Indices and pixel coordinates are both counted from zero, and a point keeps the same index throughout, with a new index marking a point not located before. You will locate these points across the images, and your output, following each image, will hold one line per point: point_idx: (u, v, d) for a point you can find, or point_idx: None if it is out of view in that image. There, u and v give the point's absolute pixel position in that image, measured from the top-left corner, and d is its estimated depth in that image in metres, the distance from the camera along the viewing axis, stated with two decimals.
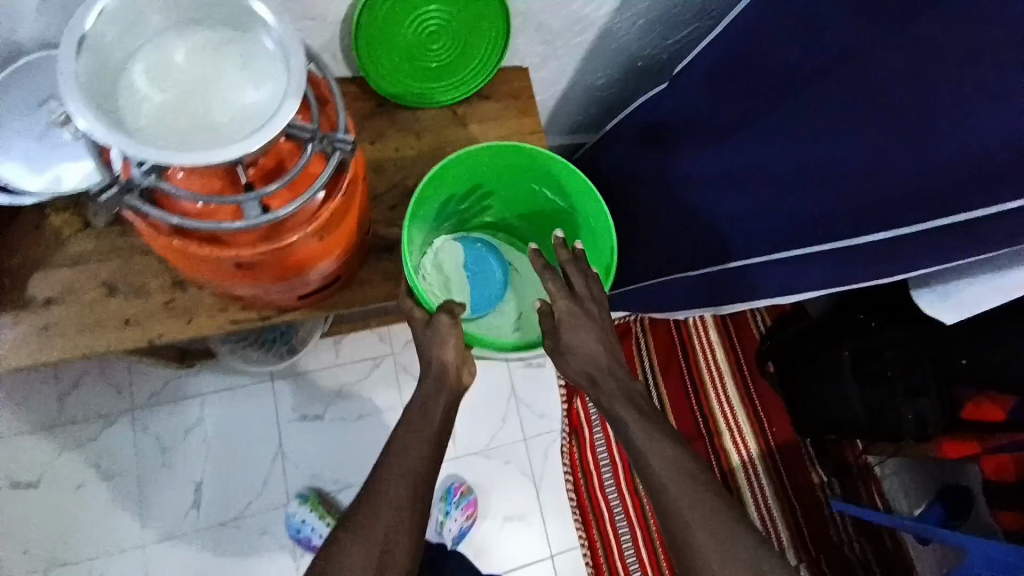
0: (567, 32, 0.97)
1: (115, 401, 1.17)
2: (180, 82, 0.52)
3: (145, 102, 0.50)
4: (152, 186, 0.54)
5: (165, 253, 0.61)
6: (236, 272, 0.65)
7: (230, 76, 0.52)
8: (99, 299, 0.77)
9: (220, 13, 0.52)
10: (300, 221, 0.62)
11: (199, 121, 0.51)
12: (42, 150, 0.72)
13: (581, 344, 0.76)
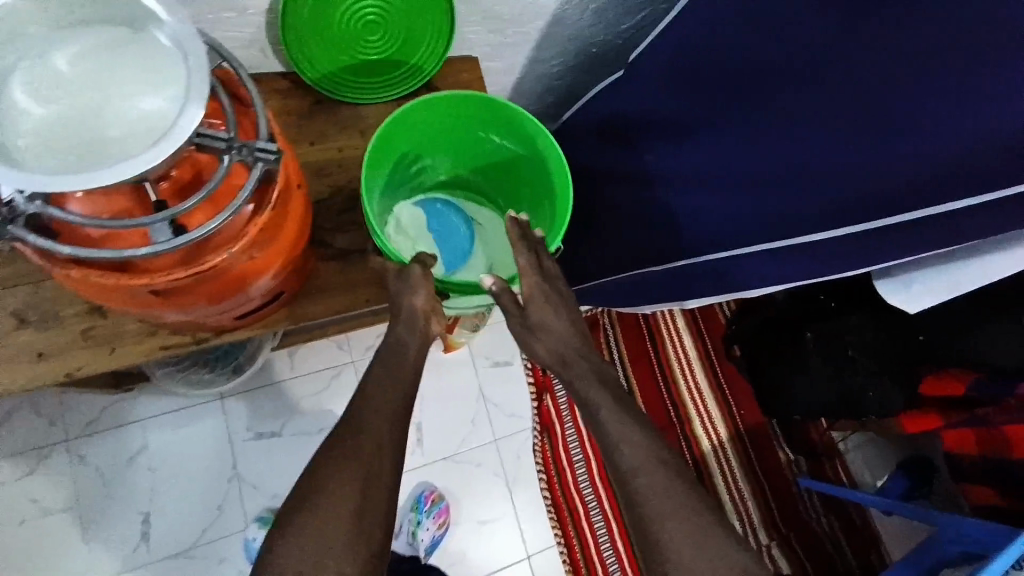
0: (517, 20, 0.91)
1: (47, 432, 1.07)
2: (65, 91, 0.45)
3: (25, 117, 0.44)
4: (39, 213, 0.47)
5: (70, 284, 0.55)
6: (156, 299, 0.58)
7: (123, 81, 0.45)
8: (7, 332, 0.69)
9: (109, 9, 0.45)
10: (224, 240, 0.55)
11: (88, 136, 0.44)
12: None
13: (556, 326, 0.73)
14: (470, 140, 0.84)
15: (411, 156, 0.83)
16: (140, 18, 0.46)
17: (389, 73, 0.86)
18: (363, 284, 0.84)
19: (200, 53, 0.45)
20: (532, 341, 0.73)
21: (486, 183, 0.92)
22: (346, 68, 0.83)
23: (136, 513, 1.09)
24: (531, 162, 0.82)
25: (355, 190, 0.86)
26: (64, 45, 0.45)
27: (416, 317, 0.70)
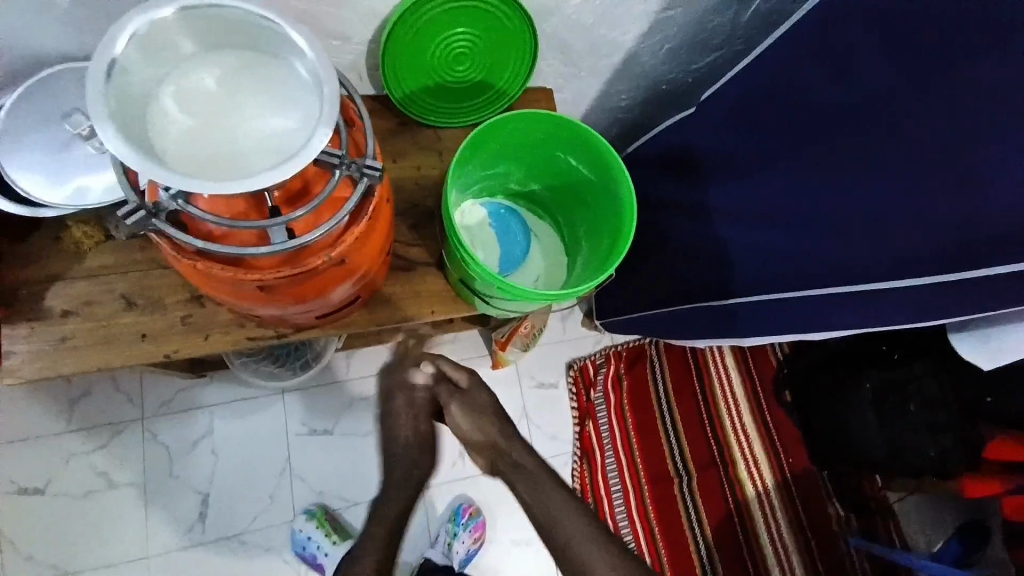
0: (593, 56, 0.97)
1: (125, 408, 1.16)
2: (208, 105, 0.50)
3: (173, 126, 0.49)
4: (179, 209, 0.53)
5: (186, 271, 0.61)
6: (256, 293, 0.64)
7: (259, 101, 0.51)
8: (117, 313, 0.76)
9: (250, 39, 0.51)
10: (322, 246, 0.61)
11: (228, 147, 0.50)
12: (65, 164, 0.71)
13: (471, 386, 0.96)
14: (543, 160, 0.85)
15: (486, 165, 0.85)
16: (273, 44, 0.51)
17: (471, 100, 0.92)
18: (431, 297, 0.89)
19: (328, 78, 0.50)
20: (461, 414, 0.94)
21: (550, 199, 0.93)
22: (432, 95, 0.90)
23: (195, 495, 1.15)
24: (599, 188, 0.83)
25: (429, 207, 0.91)
26: (207, 63, 0.51)
27: (405, 418, 0.94)
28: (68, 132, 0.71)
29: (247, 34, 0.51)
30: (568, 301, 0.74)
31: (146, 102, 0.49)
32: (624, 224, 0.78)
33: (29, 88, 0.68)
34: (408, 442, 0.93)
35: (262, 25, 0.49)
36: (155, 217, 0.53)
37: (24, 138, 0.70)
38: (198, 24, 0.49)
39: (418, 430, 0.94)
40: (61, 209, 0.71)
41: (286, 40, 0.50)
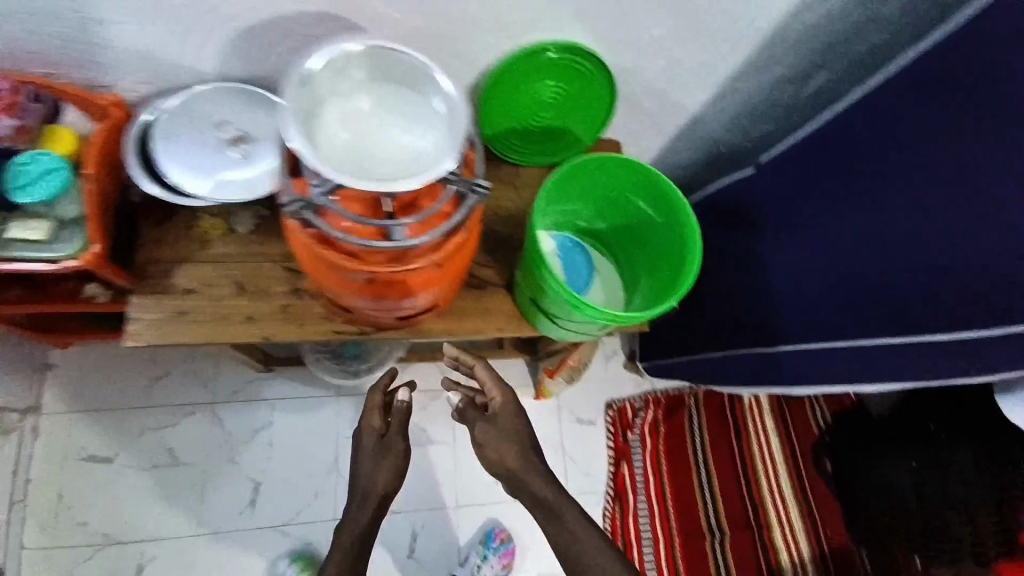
0: (662, 116, 1.07)
1: (198, 392, 1.25)
2: (362, 121, 0.61)
3: (333, 131, 0.60)
4: (323, 203, 0.64)
5: (312, 260, 0.71)
6: (364, 286, 0.73)
7: (403, 124, 0.61)
8: (230, 295, 0.88)
9: (409, 76, 0.62)
10: (427, 250, 0.70)
11: (372, 155, 0.60)
12: (211, 162, 0.84)
13: (503, 409, 0.93)
14: (613, 201, 0.94)
15: (561, 200, 0.94)
16: (420, 81, 0.61)
17: (549, 144, 1.03)
18: (497, 315, 0.96)
19: (462, 115, 0.60)
20: (483, 434, 0.91)
21: (613, 238, 1.00)
22: (515, 137, 1.01)
23: (246, 482, 1.22)
24: (664, 229, 0.90)
25: (502, 234, 1.00)
26: (364, 89, 0.62)
27: (370, 435, 0.94)
28: (217, 138, 0.85)
29: (401, 71, 0.62)
30: (633, 325, 0.80)
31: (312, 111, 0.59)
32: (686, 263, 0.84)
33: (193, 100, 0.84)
34: (367, 457, 0.92)
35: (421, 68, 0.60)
36: (304, 208, 0.64)
37: (182, 140, 0.83)
38: (368, 57, 0.60)
39: (379, 447, 0.92)
40: (205, 199, 0.83)
41: (432, 79, 0.61)
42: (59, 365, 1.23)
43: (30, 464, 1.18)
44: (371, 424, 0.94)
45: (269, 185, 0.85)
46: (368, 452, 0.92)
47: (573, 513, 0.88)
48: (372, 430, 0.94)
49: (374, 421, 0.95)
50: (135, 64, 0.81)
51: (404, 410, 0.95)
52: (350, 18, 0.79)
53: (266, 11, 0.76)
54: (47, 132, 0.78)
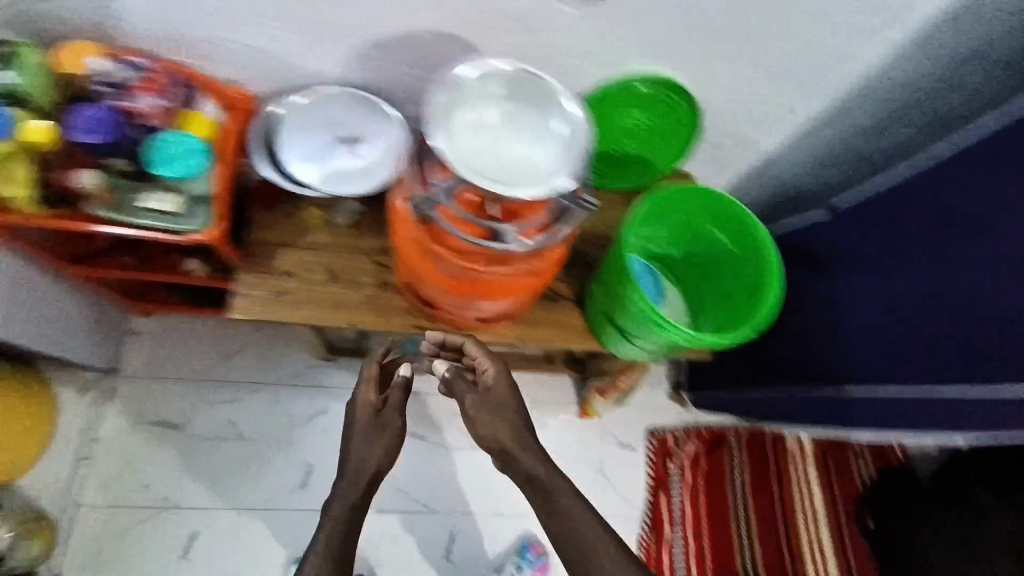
0: (737, 155, 1.10)
1: (263, 373, 1.32)
2: (490, 128, 0.67)
3: (465, 132, 0.65)
4: (444, 202, 0.70)
5: (418, 255, 0.77)
6: (462, 283, 0.79)
7: (525, 140, 0.67)
8: (324, 282, 0.95)
9: (540, 99, 0.67)
10: (528, 255, 0.75)
11: (494, 160, 0.65)
12: (324, 158, 0.92)
13: (497, 386, 0.91)
14: (693, 231, 0.96)
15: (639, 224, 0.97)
16: (551, 105, 0.67)
17: (627, 172, 1.06)
18: (566, 328, 1.00)
19: (582, 142, 0.66)
20: (475, 412, 0.89)
21: (682, 266, 1.03)
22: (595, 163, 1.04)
23: (302, 468, 1.27)
24: (740, 260, 0.93)
25: (577, 252, 1.05)
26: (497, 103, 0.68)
27: (366, 410, 0.95)
28: (332, 136, 0.92)
29: (534, 92, 0.68)
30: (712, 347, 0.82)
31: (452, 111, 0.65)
32: (762, 295, 0.87)
33: (321, 101, 0.92)
34: (362, 432, 0.93)
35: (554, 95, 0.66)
36: (426, 205, 0.71)
37: (303, 134, 0.91)
38: (511, 75, 0.66)
39: (375, 423, 0.94)
40: (316, 189, 0.90)
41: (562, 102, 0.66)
42: (138, 333, 1.30)
43: (103, 426, 1.24)
44: (367, 398, 0.95)
45: (374, 185, 0.91)
46: (363, 427, 0.94)
47: (569, 497, 0.88)
48: (368, 404, 0.95)
49: (369, 396, 0.95)
50: (271, 63, 0.90)
51: (399, 385, 0.96)
52: (469, 40, 0.85)
53: (395, 26, 0.83)
54: (184, 116, 0.81)
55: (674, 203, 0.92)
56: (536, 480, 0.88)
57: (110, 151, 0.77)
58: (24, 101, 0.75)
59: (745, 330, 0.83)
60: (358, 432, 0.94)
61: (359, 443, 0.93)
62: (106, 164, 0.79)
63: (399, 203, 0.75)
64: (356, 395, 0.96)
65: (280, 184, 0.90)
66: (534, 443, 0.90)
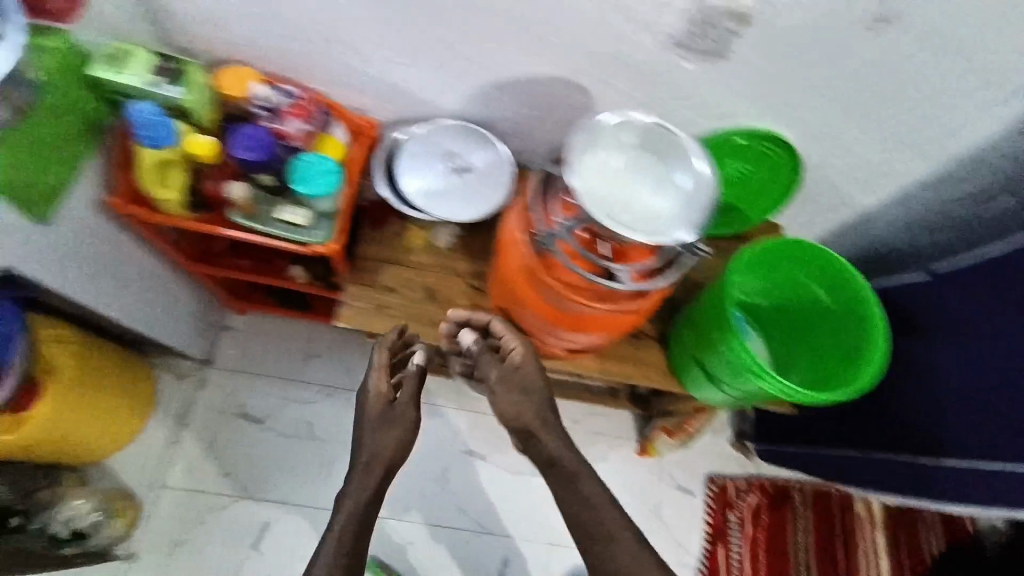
0: (832, 210, 1.10)
1: (342, 377, 1.38)
2: (619, 172, 0.70)
3: (596, 172, 0.69)
4: (564, 239, 0.73)
5: (527, 286, 0.81)
6: (567, 316, 0.82)
7: (650, 189, 0.70)
8: (423, 299, 1.01)
9: (670, 155, 0.71)
10: (635, 295, 0.78)
11: (619, 203, 0.69)
12: (438, 185, 0.98)
13: (523, 365, 0.90)
14: (786, 280, 0.96)
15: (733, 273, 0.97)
16: (680, 162, 0.70)
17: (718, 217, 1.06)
18: (649, 366, 1.02)
19: (704, 200, 0.69)
20: (502, 389, 0.90)
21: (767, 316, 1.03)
22: None
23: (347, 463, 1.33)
24: (838, 318, 0.93)
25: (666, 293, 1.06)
26: (627, 150, 0.72)
27: (379, 400, 0.92)
28: (447, 166, 0.98)
29: (665, 147, 0.72)
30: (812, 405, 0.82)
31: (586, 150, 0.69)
32: (865, 358, 0.86)
33: (441, 133, 0.99)
34: (377, 422, 0.92)
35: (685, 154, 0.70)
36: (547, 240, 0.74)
37: (421, 162, 0.98)
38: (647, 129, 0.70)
39: (387, 413, 0.92)
40: (430, 213, 0.96)
41: (691, 161, 0.70)
42: (233, 328, 1.38)
43: (193, 412, 1.31)
44: (381, 388, 0.93)
45: (481, 212, 0.97)
46: (375, 419, 0.92)
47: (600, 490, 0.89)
48: (381, 395, 0.93)
49: (381, 386, 0.93)
50: (399, 95, 0.97)
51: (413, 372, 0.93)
52: (589, 85, 0.90)
53: (519, 69, 0.89)
54: (320, 138, 0.91)
55: (777, 257, 0.92)
56: (562, 462, 0.90)
57: (261, 167, 0.86)
58: (187, 115, 0.83)
59: (846, 393, 0.83)
60: (372, 420, 0.92)
61: (379, 429, 0.91)
62: (253, 178, 0.86)
63: (522, 234, 0.79)
64: (368, 386, 0.93)
65: (399, 207, 0.97)
66: (558, 424, 0.92)
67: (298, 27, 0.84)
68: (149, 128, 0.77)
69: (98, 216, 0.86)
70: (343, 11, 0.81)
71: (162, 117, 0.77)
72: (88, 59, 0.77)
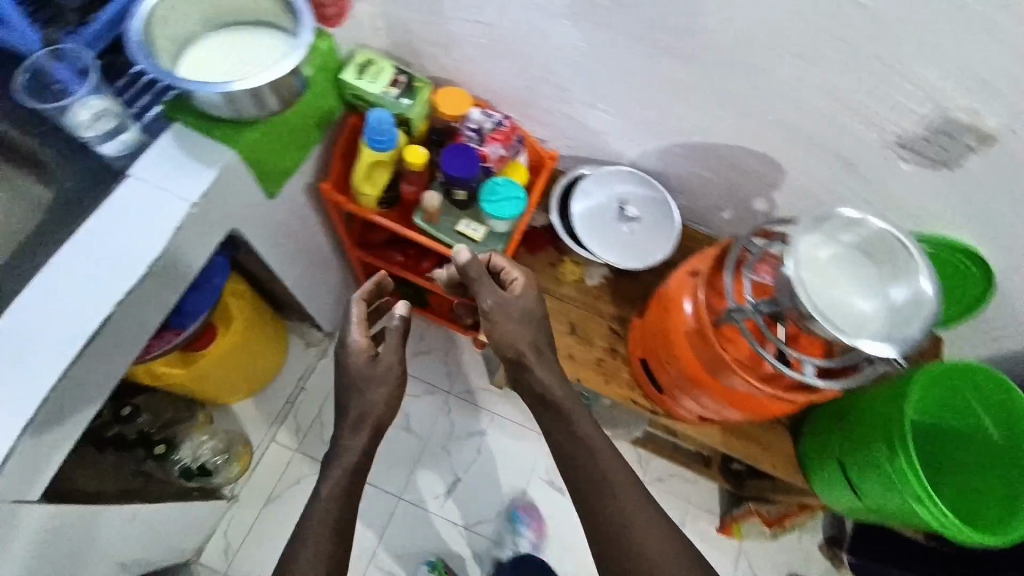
0: (1006, 340, 1.02)
1: (442, 378, 1.48)
2: (833, 269, 0.70)
3: (811, 263, 0.69)
4: (755, 319, 0.72)
5: (692, 351, 0.81)
6: (724, 390, 0.81)
7: (858, 295, 0.69)
8: (563, 332, 1.04)
9: (892, 268, 0.69)
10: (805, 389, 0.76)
11: (825, 299, 0.69)
12: (607, 231, 1.01)
13: (522, 295, 0.87)
14: (952, 401, 0.91)
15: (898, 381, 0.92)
16: (901, 278, 0.69)
17: None
18: (774, 455, 0.99)
19: (917, 322, 0.66)
20: (499, 316, 0.85)
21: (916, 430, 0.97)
22: None
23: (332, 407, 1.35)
24: (1004, 456, 0.87)
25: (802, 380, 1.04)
26: (847, 249, 0.71)
27: (362, 355, 0.89)
28: (619, 213, 1.01)
29: (889, 258, 0.70)
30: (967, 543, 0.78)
31: (806, 241, 0.70)
32: None
33: (618, 183, 1.03)
34: (359, 380, 0.89)
35: (909, 272, 0.68)
36: (738, 316, 0.73)
37: (595, 206, 1.02)
38: (876, 236, 0.70)
39: (371, 369, 0.89)
40: (593, 256, 1.00)
41: (916, 280, 0.68)
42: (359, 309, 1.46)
43: (311, 380, 1.38)
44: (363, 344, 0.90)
45: (641, 263, 1.00)
46: (359, 376, 0.88)
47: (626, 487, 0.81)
48: (362, 351, 0.89)
49: (362, 340, 0.90)
50: (591, 134, 1.01)
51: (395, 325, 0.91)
52: (786, 163, 0.90)
53: (713, 135, 0.91)
54: (509, 165, 0.97)
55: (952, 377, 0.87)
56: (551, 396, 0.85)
57: (460, 184, 0.91)
58: (406, 123, 0.92)
59: (1005, 542, 0.78)
60: (362, 369, 0.89)
61: (364, 385, 0.88)
62: (451, 191, 0.93)
63: (688, 305, 0.82)
64: (348, 345, 0.89)
65: (568, 245, 1.01)
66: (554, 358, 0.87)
67: (524, 58, 0.90)
68: (379, 132, 0.86)
69: (304, 196, 0.95)
70: (573, 55, 0.87)
71: (390, 126, 0.86)
72: (341, 65, 0.87)
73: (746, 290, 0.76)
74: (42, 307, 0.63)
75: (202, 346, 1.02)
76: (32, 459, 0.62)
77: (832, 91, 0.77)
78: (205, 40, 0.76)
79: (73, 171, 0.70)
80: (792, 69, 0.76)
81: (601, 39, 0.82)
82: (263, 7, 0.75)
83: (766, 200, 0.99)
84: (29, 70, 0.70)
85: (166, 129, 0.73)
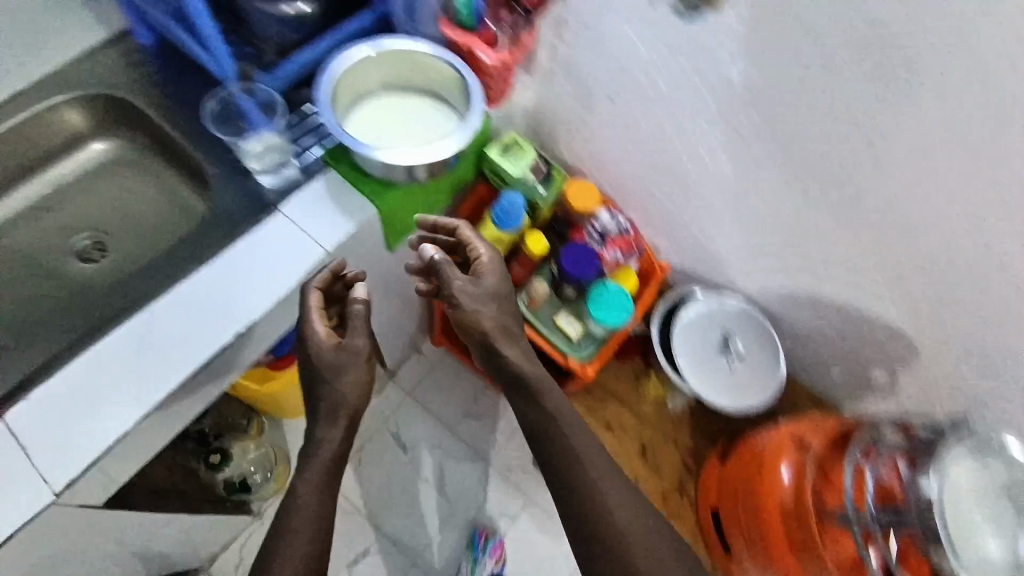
0: None
1: (484, 446, 1.40)
2: (984, 495, 0.66)
3: (963, 480, 0.66)
4: (870, 528, 0.70)
5: (787, 534, 0.75)
6: None
7: (997, 534, 0.65)
8: (632, 452, 0.99)
9: None
10: None
11: (964, 523, 0.65)
12: (704, 360, 0.96)
13: (494, 272, 0.71)
14: None
15: None
16: None
17: None
18: None
19: None
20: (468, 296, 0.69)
21: None
22: None
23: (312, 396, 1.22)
24: None
25: None
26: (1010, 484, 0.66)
27: (324, 345, 0.68)
28: (721, 344, 0.96)
29: None
30: None
31: (966, 457, 0.67)
32: None
33: (729, 311, 0.97)
34: (324, 371, 0.68)
35: None
36: (854, 522, 0.71)
37: (699, 331, 0.97)
38: None
39: (341, 358, 0.68)
40: (687, 385, 0.96)
41: None
42: (423, 355, 1.47)
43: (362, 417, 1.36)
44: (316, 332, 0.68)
45: (733, 405, 0.94)
46: (324, 366, 0.68)
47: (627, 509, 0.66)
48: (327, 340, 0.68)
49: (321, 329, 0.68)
50: (710, 260, 0.97)
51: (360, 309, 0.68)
52: (926, 346, 0.83)
53: (845, 294, 0.86)
54: (622, 270, 0.95)
55: None
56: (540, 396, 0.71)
57: (572, 282, 0.91)
58: (534, 209, 0.92)
59: None
60: (328, 361, 0.68)
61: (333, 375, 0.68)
62: (561, 286, 0.92)
63: (786, 473, 0.77)
64: (307, 337, 0.68)
65: (663, 365, 0.97)
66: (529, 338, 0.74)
67: (664, 174, 0.89)
68: (508, 214, 0.87)
69: None
70: (719, 185, 0.84)
71: (520, 210, 0.87)
72: (488, 141, 0.89)
73: (867, 488, 0.71)
74: (167, 320, 0.66)
75: (279, 368, 1.02)
76: (98, 480, 0.62)
77: (1004, 290, 0.70)
78: (375, 96, 0.80)
79: (226, 190, 0.74)
80: (962, 257, 0.70)
81: (755, 177, 0.80)
82: (437, 79, 0.78)
83: (888, 373, 0.91)
84: (222, 100, 0.78)
85: (320, 172, 0.77)
